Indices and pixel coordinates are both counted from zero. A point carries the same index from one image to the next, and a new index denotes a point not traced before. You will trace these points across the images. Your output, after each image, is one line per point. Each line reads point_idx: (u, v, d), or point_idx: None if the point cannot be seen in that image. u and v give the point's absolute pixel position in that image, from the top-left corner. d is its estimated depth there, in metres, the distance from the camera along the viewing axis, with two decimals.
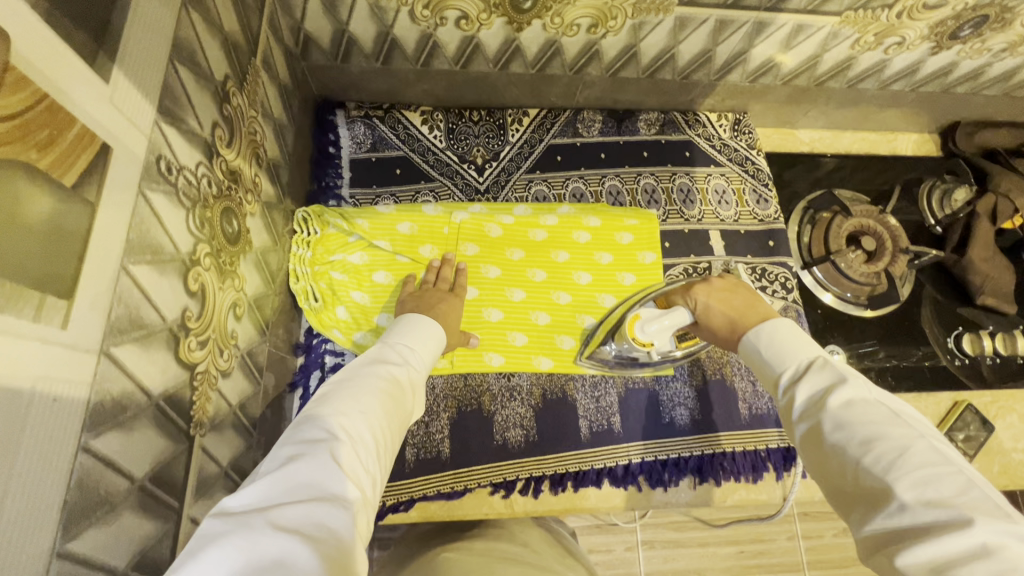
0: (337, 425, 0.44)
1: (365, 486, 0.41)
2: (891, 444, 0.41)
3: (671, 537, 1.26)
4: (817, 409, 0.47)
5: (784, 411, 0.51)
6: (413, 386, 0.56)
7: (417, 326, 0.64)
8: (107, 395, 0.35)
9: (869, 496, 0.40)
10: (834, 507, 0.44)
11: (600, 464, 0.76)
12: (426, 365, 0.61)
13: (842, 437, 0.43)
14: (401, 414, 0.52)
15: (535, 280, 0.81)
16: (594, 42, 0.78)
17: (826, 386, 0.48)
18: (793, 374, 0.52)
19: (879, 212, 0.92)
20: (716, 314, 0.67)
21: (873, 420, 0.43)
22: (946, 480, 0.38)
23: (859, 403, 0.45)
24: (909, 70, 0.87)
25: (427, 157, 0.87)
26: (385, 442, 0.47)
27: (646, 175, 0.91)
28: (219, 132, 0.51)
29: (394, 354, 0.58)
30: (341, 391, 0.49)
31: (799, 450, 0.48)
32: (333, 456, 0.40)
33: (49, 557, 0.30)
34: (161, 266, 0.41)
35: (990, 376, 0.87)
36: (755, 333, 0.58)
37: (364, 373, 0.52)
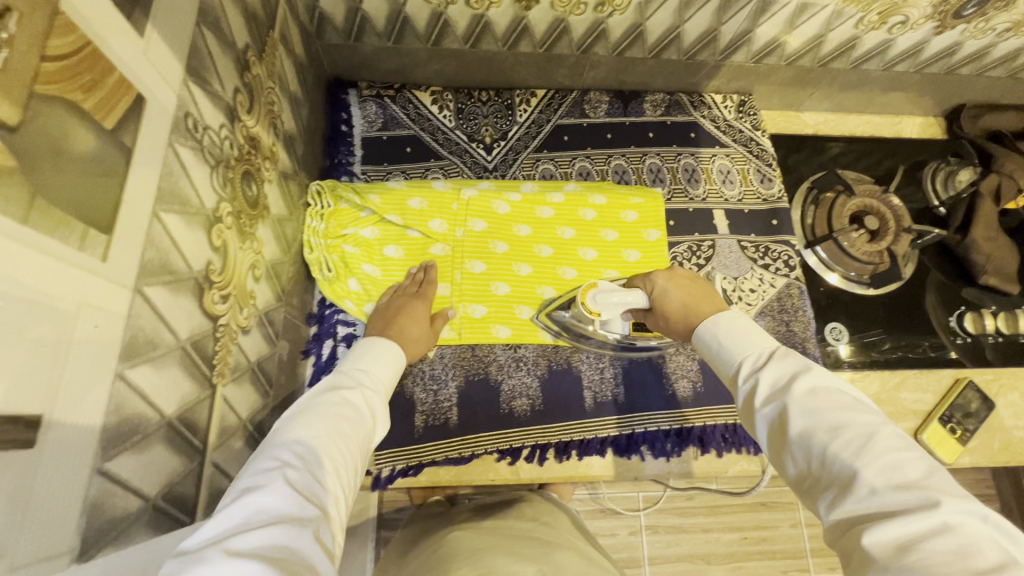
0: (290, 454, 0.43)
1: (327, 506, 0.42)
2: (857, 431, 0.41)
3: (674, 522, 1.27)
4: (782, 394, 0.47)
5: (744, 398, 0.51)
6: (373, 405, 0.56)
7: (377, 348, 0.64)
8: (140, 330, 0.37)
9: (833, 480, 0.40)
10: (795, 490, 0.45)
11: (604, 433, 0.78)
12: (384, 386, 0.61)
13: (810, 423, 0.43)
14: (361, 438, 0.51)
15: (541, 256, 0.83)
16: (601, 21, 0.80)
17: (791, 373, 0.48)
18: (752, 364, 0.52)
19: (883, 191, 0.92)
20: (671, 303, 0.65)
21: (838, 407, 0.44)
22: (910, 464, 0.39)
23: (823, 390, 0.46)
24: (913, 50, 0.88)
25: (437, 136, 0.89)
26: (345, 464, 0.47)
27: (652, 155, 0.93)
28: (240, 98, 0.53)
29: (348, 377, 0.58)
30: (292, 424, 0.48)
31: (762, 438, 0.48)
32: (288, 482, 0.40)
33: (91, 471, 0.33)
34: (189, 217, 0.44)
35: (993, 356, 0.88)
36: (714, 322, 0.58)
37: (315, 404, 0.52)
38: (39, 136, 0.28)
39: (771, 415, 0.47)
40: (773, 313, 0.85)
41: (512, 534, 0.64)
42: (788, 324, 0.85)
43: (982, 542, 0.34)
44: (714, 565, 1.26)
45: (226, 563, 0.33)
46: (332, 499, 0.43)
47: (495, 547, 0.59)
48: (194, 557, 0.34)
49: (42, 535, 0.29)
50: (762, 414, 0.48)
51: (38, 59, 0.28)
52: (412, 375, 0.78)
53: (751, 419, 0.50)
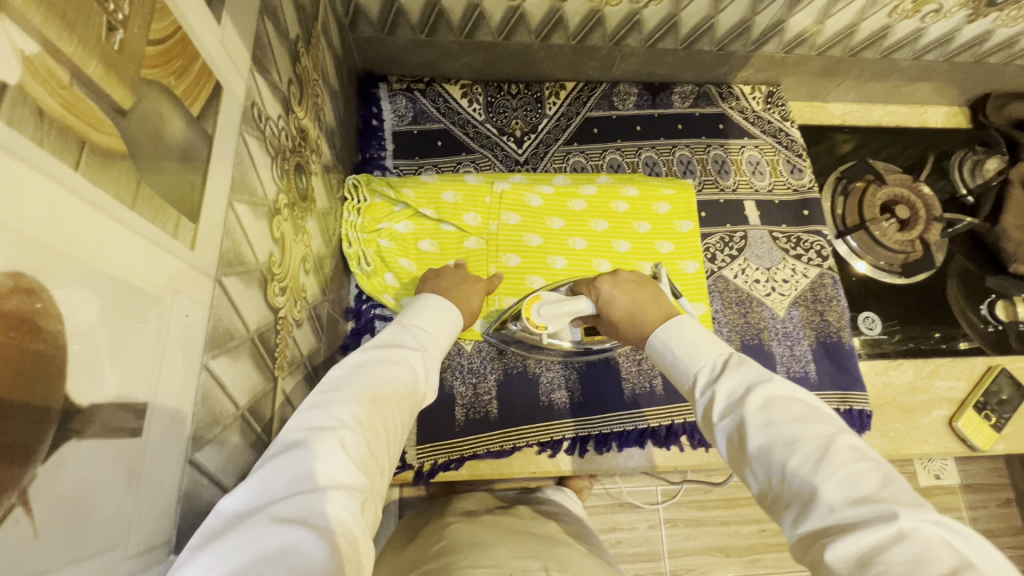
0: (348, 412, 0.41)
1: (374, 477, 0.40)
2: (813, 444, 0.41)
3: (694, 515, 1.28)
4: (737, 407, 0.47)
5: (701, 411, 0.51)
6: (430, 368, 0.54)
7: (434, 305, 0.60)
8: (219, 321, 0.37)
9: (789, 497, 0.41)
10: (759, 504, 0.44)
11: (644, 424, 0.78)
12: (442, 348, 0.58)
13: (768, 438, 0.43)
14: (414, 403, 0.49)
15: (576, 248, 0.83)
16: (635, 12, 0.79)
17: (746, 385, 0.48)
18: (708, 374, 0.52)
19: (913, 180, 0.93)
20: (619, 311, 0.65)
21: (794, 420, 0.44)
22: (865, 475, 0.39)
23: (776, 401, 0.46)
24: (943, 39, 0.88)
25: (467, 130, 0.89)
26: (397, 430, 0.45)
27: (682, 146, 0.93)
28: (293, 89, 0.53)
29: (413, 334, 0.55)
30: (355, 376, 0.45)
31: (726, 450, 0.48)
32: (343, 444, 0.39)
33: (183, 461, 0.33)
34: (255, 208, 0.43)
35: (1017, 344, 0.88)
36: (665, 331, 0.59)
37: (378, 357, 0.49)
38: (141, 121, 0.28)
39: (729, 428, 0.47)
40: (807, 303, 0.85)
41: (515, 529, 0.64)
42: (822, 314, 0.85)
43: (936, 547, 0.34)
44: (734, 557, 1.27)
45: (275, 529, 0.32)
46: (380, 470, 0.42)
47: (498, 537, 0.59)
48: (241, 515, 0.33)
49: (145, 524, 0.29)
50: (721, 429, 0.48)
51: (145, 43, 0.28)
52: (450, 369, 0.78)
53: (710, 431, 0.50)
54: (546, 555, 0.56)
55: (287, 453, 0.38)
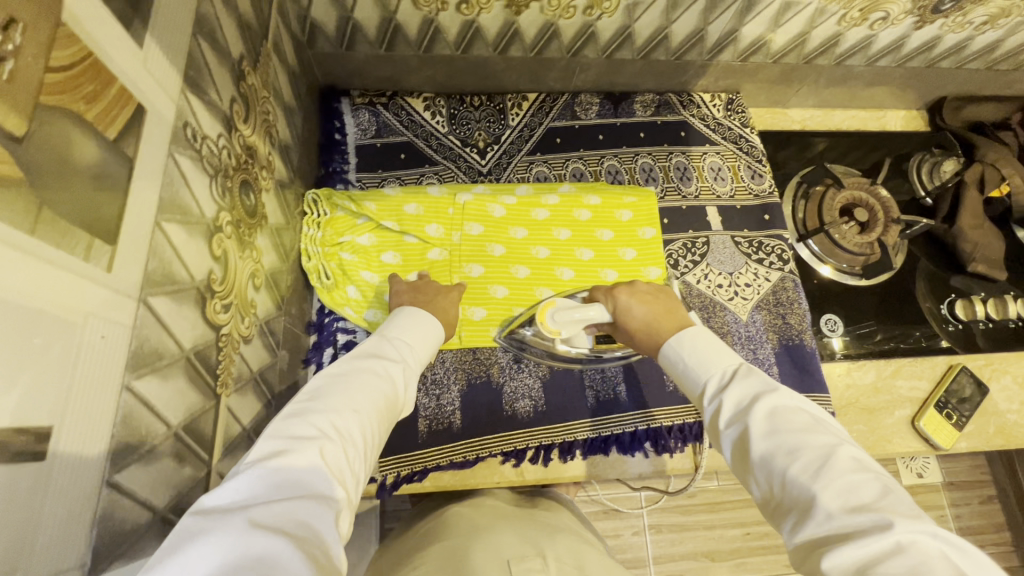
0: (329, 423, 0.44)
1: (350, 487, 0.43)
2: (814, 453, 0.42)
3: (678, 520, 1.28)
4: (744, 415, 0.48)
5: (709, 418, 0.52)
6: (408, 381, 0.58)
7: (418, 320, 0.65)
8: (144, 341, 0.37)
9: (788, 503, 0.41)
10: (762, 510, 0.45)
11: (607, 431, 0.78)
12: (421, 361, 0.62)
13: (772, 446, 0.44)
14: (390, 416, 0.53)
15: (538, 257, 0.85)
16: (590, 24, 0.80)
17: (752, 395, 0.49)
18: (717, 383, 0.53)
19: (870, 184, 0.95)
20: (635, 321, 0.65)
21: (797, 429, 0.44)
22: (865, 485, 0.39)
23: (781, 411, 0.46)
24: (894, 45, 0.89)
25: (430, 142, 0.90)
26: (374, 444, 0.48)
27: (644, 154, 0.94)
28: (236, 108, 0.53)
29: (394, 348, 0.59)
30: (334, 387, 0.49)
31: (731, 457, 0.49)
32: (324, 453, 0.42)
33: (100, 483, 0.33)
34: (189, 227, 0.44)
35: (983, 343, 0.90)
36: (678, 342, 0.58)
37: (361, 369, 0.53)
38: (41, 147, 0.28)
39: (735, 435, 0.48)
40: (769, 306, 0.86)
41: (508, 517, 0.66)
42: (784, 317, 0.86)
43: (933, 560, 0.34)
44: (720, 562, 1.26)
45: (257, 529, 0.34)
46: (355, 482, 0.44)
47: (496, 523, 0.63)
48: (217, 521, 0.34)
49: (54, 546, 0.29)
50: (726, 437, 0.49)
51: (42, 71, 0.28)
52: None
53: (717, 439, 0.51)
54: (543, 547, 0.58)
55: (268, 460, 0.40)
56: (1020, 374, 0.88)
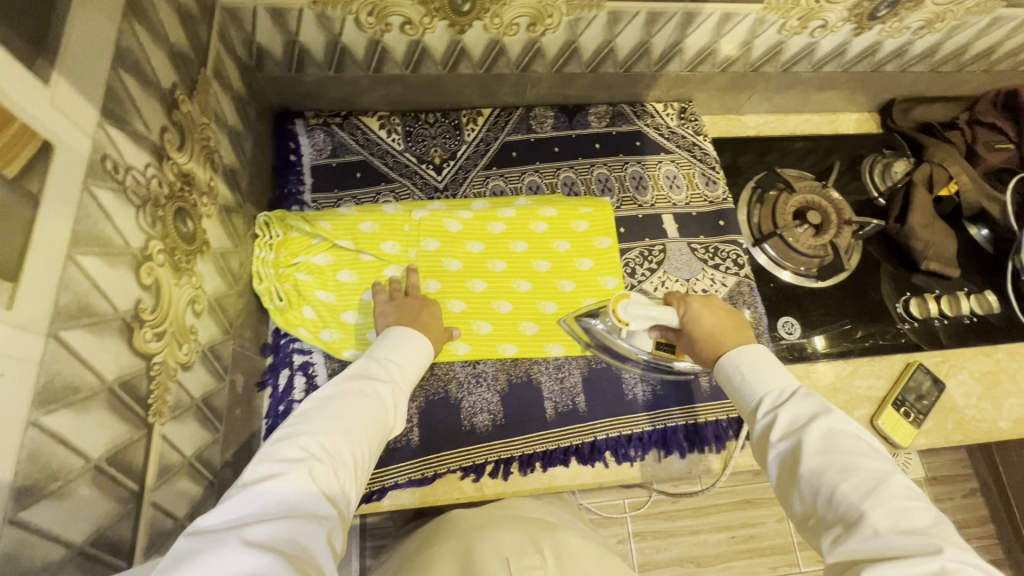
0: (316, 445, 0.49)
1: (340, 503, 0.48)
2: (869, 475, 0.45)
3: (663, 527, 1.27)
4: (799, 431, 0.50)
5: (759, 431, 0.54)
6: (398, 399, 0.62)
7: (409, 341, 0.69)
8: (57, 375, 0.37)
9: (835, 517, 0.44)
10: (800, 524, 0.48)
11: (566, 442, 0.78)
12: (412, 379, 0.66)
13: (823, 463, 0.47)
14: (382, 432, 0.57)
15: (495, 271, 0.85)
16: (535, 40, 0.81)
17: (810, 415, 0.51)
18: (772, 401, 0.55)
19: (822, 186, 0.96)
20: (703, 336, 0.68)
21: (852, 452, 0.47)
22: (918, 512, 0.42)
23: (838, 433, 0.49)
24: (837, 52, 0.91)
25: (386, 160, 0.91)
26: (365, 460, 0.53)
27: (600, 165, 0.95)
28: (168, 136, 0.54)
29: (384, 368, 0.64)
30: (321, 410, 0.54)
31: (772, 468, 0.51)
32: (311, 475, 0.46)
33: (3, 523, 0.33)
34: (111, 258, 0.44)
35: (945, 338, 0.91)
36: (738, 354, 0.62)
37: (349, 392, 0.57)
38: None
39: (784, 450, 0.50)
40: None
41: (505, 514, 0.75)
42: None
43: None
44: (706, 567, 1.26)
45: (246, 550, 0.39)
46: (346, 498, 0.49)
47: (499, 521, 0.71)
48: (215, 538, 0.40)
49: None
50: (773, 450, 0.51)
51: None
52: None
53: (760, 453, 0.54)
54: (540, 543, 0.66)
55: (260, 483, 0.45)
56: (976, 369, 0.89)
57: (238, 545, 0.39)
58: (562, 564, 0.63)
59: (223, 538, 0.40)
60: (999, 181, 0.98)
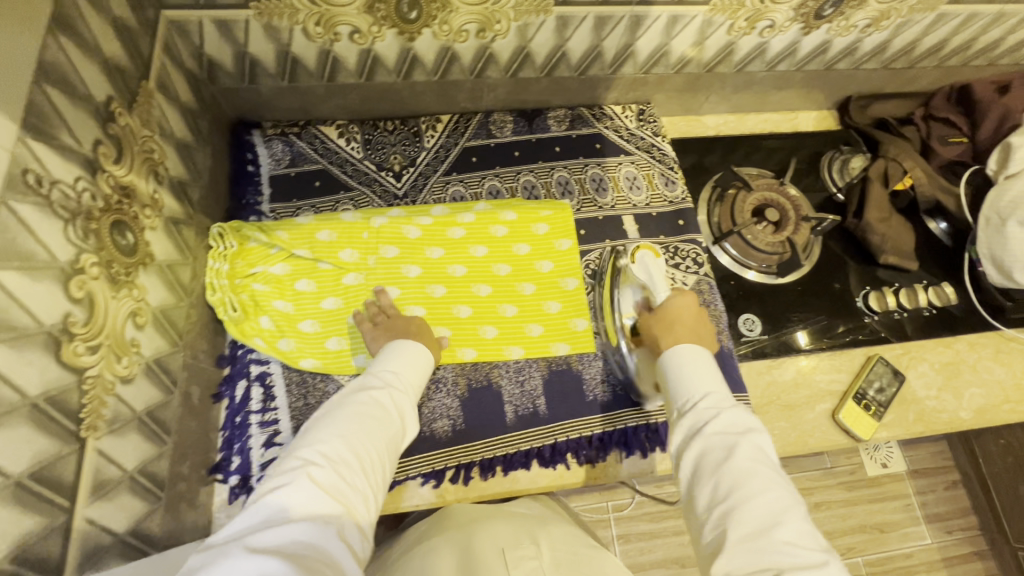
0: (315, 455, 0.55)
1: (348, 501, 0.54)
2: (782, 495, 0.53)
3: (645, 528, 1.27)
4: (739, 438, 0.56)
5: (697, 423, 0.59)
6: (400, 403, 0.67)
7: (408, 349, 0.73)
8: None
9: (744, 518, 0.51)
10: (701, 505, 0.54)
11: (526, 446, 0.78)
12: (413, 382, 0.71)
13: (751, 470, 0.54)
14: (387, 436, 0.62)
15: (455, 276, 0.85)
16: (486, 46, 0.81)
17: (746, 427, 0.58)
18: (717, 403, 0.60)
19: (781, 184, 0.98)
20: (675, 316, 0.73)
21: (773, 471, 0.55)
22: (805, 529, 0.51)
23: (763, 451, 0.56)
24: (788, 51, 0.92)
25: (345, 168, 0.91)
26: (369, 461, 0.58)
27: (560, 168, 0.96)
28: (103, 149, 0.54)
29: (382, 377, 0.69)
30: (322, 424, 0.60)
31: (698, 454, 0.57)
32: (310, 482, 0.52)
33: None
34: (34, 272, 0.44)
35: (911, 330, 0.93)
36: (694, 351, 0.66)
37: (348, 404, 0.63)
38: None
39: (720, 448, 0.56)
40: None
41: (498, 510, 0.73)
42: None
43: None
44: (690, 569, 1.25)
45: (250, 558, 0.45)
46: (356, 498, 0.55)
47: (495, 514, 0.69)
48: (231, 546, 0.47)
49: None
50: (709, 443, 0.57)
51: None
52: None
53: (684, 440, 0.59)
54: (537, 536, 0.65)
55: (266, 493, 0.52)
56: (936, 361, 0.90)
57: (247, 551, 0.46)
58: (558, 557, 0.61)
59: (235, 546, 0.47)
60: (953, 174, 1.00)
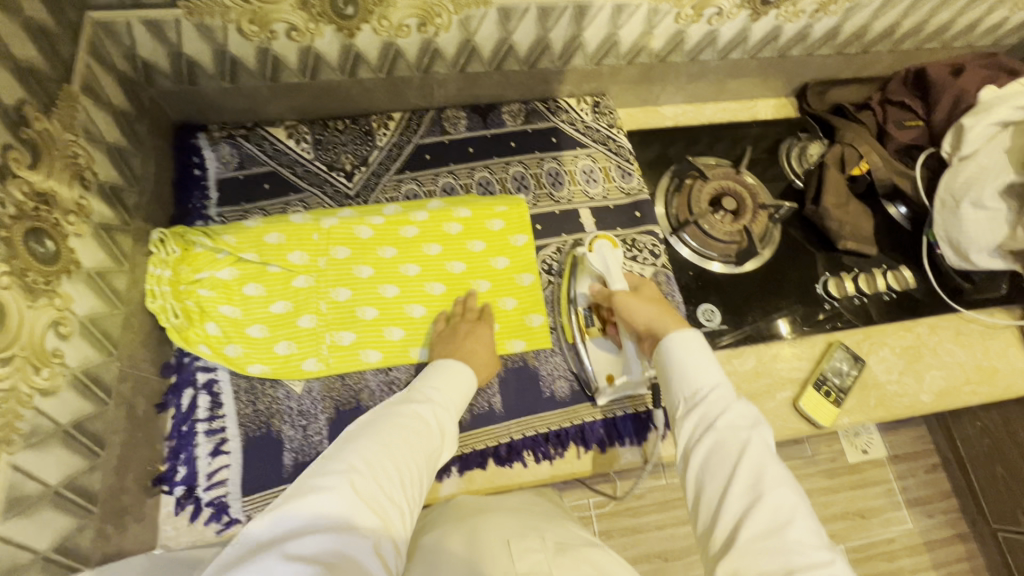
0: (357, 460, 0.54)
1: (386, 514, 0.52)
2: (791, 493, 0.51)
3: (627, 523, 1.26)
4: (747, 434, 0.55)
5: (702, 418, 0.57)
6: (443, 420, 0.65)
7: (455, 365, 0.72)
8: None
9: (755, 520, 0.49)
10: (712, 507, 0.53)
11: (481, 446, 0.77)
12: (456, 399, 0.69)
13: (760, 468, 0.52)
14: (429, 451, 0.61)
15: (408, 275, 0.84)
16: (430, 41, 0.80)
17: (752, 421, 0.56)
18: (723, 395, 0.58)
19: (737, 172, 0.97)
20: (650, 295, 0.75)
21: (781, 468, 0.53)
22: (814, 529, 0.49)
23: (769, 445, 0.55)
24: (739, 38, 0.91)
25: (295, 169, 0.89)
26: (409, 474, 0.56)
27: (516, 163, 0.94)
28: (14, 155, 0.52)
29: (426, 390, 0.67)
30: (366, 429, 0.59)
31: (705, 451, 0.55)
32: (352, 490, 0.51)
33: None
34: None
35: (876, 314, 0.92)
36: (694, 339, 0.64)
37: (392, 413, 0.62)
38: None
39: (727, 444, 0.54)
40: None
41: (504, 504, 0.71)
42: None
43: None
44: (672, 562, 1.24)
45: (286, 564, 0.44)
46: (395, 511, 0.53)
47: (499, 508, 0.68)
48: (268, 549, 0.46)
49: None
50: (717, 440, 0.55)
51: None
52: (279, 413, 0.75)
53: (693, 435, 0.57)
54: (542, 532, 0.62)
55: (307, 495, 0.50)
56: (896, 345, 0.90)
57: (282, 557, 0.45)
58: (563, 552, 0.58)
59: (269, 551, 0.46)
60: (908, 158, 0.99)
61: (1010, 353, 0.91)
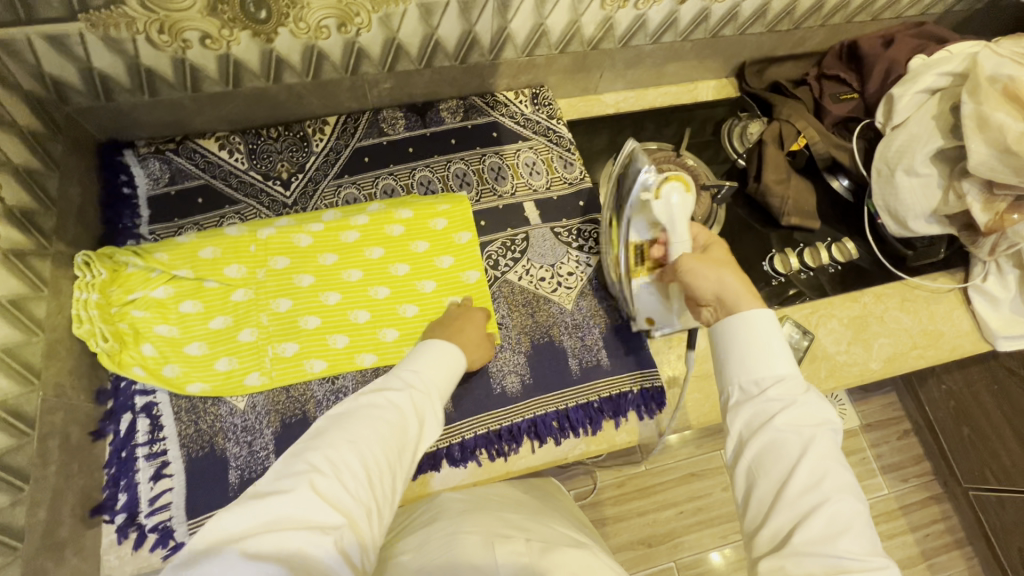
0: (322, 458, 0.49)
1: (355, 511, 0.48)
2: (850, 500, 0.47)
3: (609, 512, 1.25)
4: (809, 435, 0.50)
5: (760, 410, 0.52)
6: (420, 407, 0.60)
7: (435, 351, 0.67)
8: None
9: (811, 526, 0.46)
10: (763, 504, 0.49)
11: (434, 448, 0.75)
12: (435, 385, 0.63)
13: (819, 473, 0.48)
14: (403, 440, 0.55)
15: (350, 281, 0.82)
16: (352, 41, 0.79)
17: (817, 420, 0.51)
18: (789, 389, 0.52)
19: (676, 155, 0.96)
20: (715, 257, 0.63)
21: (843, 474, 0.49)
22: (871, 539, 0.46)
23: (832, 447, 0.50)
24: (668, 21, 0.92)
25: (229, 180, 0.87)
26: (380, 468, 0.51)
27: (457, 160, 0.93)
28: None
29: (403, 377, 0.62)
30: (334, 423, 0.54)
31: (761, 448, 0.50)
32: (313, 490, 0.47)
33: None
34: None
35: (828, 285, 0.93)
36: (766, 321, 0.55)
37: (363, 404, 0.56)
38: None
39: (786, 444, 0.50)
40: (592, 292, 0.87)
41: (486, 501, 0.70)
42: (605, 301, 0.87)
43: None
44: (657, 547, 1.24)
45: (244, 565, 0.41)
46: (363, 510, 0.48)
47: (483, 508, 0.66)
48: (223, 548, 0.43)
49: None
50: (776, 438, 0.50)
51: None
52: (222, 430, 0.74)
53: (746, 428, 0.52)
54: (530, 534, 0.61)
55: (264, 497, 0.47)
56: (844, 316, 0.91)
57: (240, 557, 0.42)
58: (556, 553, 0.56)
59: (225, 550, 0.43)
60: (846, 129, 1.00)
61: (954, 315, 0.92)
